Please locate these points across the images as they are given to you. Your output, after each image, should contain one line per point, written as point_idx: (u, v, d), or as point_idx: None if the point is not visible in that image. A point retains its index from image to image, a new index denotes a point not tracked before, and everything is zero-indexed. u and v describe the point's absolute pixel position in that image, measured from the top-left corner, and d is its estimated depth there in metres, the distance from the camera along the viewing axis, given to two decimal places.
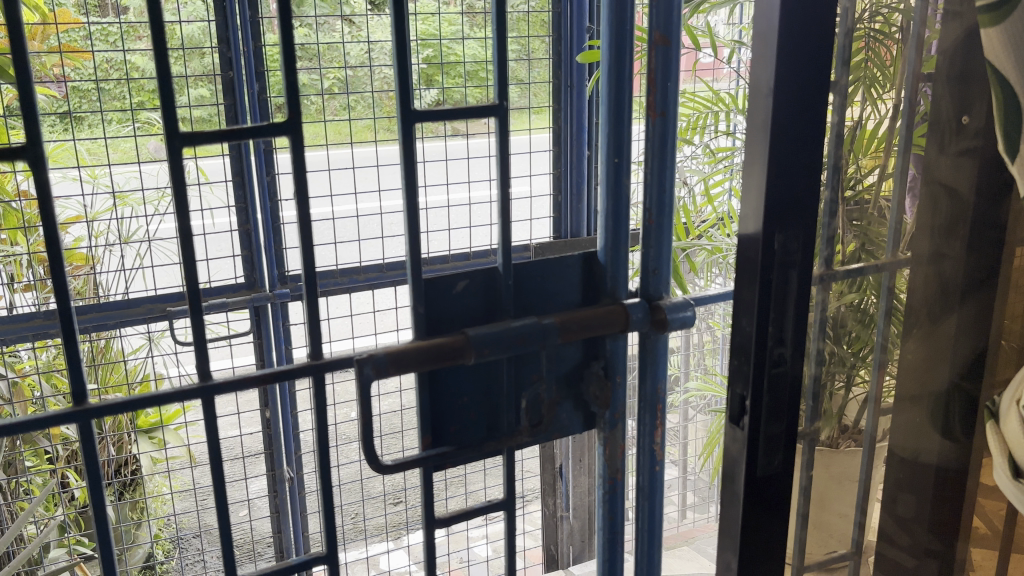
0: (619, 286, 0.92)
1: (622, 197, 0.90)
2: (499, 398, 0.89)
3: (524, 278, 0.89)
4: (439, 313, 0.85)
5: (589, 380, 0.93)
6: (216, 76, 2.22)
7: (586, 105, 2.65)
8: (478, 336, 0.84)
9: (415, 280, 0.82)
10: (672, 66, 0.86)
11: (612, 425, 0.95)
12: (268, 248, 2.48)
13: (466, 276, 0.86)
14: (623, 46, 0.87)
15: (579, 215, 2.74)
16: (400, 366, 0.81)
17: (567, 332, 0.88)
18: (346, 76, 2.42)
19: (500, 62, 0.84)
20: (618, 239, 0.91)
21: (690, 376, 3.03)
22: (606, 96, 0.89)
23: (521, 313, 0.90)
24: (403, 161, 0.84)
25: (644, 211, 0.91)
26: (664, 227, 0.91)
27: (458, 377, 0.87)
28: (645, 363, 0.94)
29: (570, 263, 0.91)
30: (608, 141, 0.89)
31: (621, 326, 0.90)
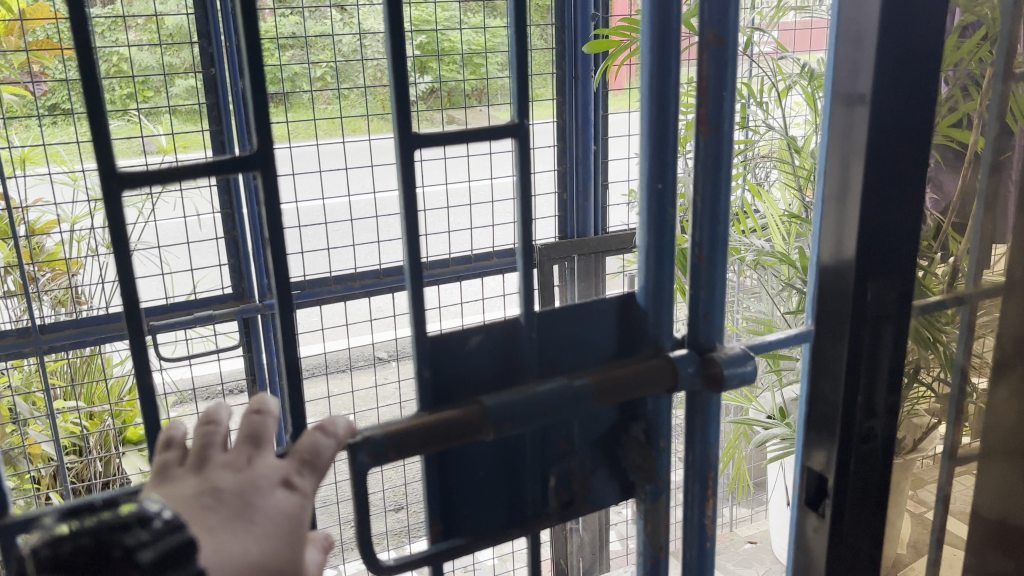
0: (662, 335, 0.77)
1: (667, 229, 0.75)
2: (522, 471, 0.75)
3: (548, 330, 0.75)
4: (450, 375, 0.72)
5: (627, 448, 0.79)
6: (196, 73, 2.07)
7: (592, 97, 2.50)
8: (500, 407, 0.70)
9: (421, 340, 0.68)
10: (729, 71, 0.70)
11: (654, 497, 0.80)
12: (257, 257, 2.33)
13: (481, 330, 0.72)
14: (669, 46, 0.72)
15: (585, 213, 2.61)
16: (402, 449, 0.67)
17: (606, 395, 0.73)
18: (337, 68, 2.26)
19: (518, 72, 0.69)
20: (662, 279, 0.76)
21: None
22: (646, 110, 0.74)
23: (545, 370, 0.75)
24: (404, 195, 0.69)
25: (693, 246, 0.75)
26: (717, 263, 0.75)
27: (471, 452, 0.73)
28: (693, 424, 0.79)
29: (604, 308, 0.77)
30: (650, 164, 0.74)
31: (668, 385, 0.75)
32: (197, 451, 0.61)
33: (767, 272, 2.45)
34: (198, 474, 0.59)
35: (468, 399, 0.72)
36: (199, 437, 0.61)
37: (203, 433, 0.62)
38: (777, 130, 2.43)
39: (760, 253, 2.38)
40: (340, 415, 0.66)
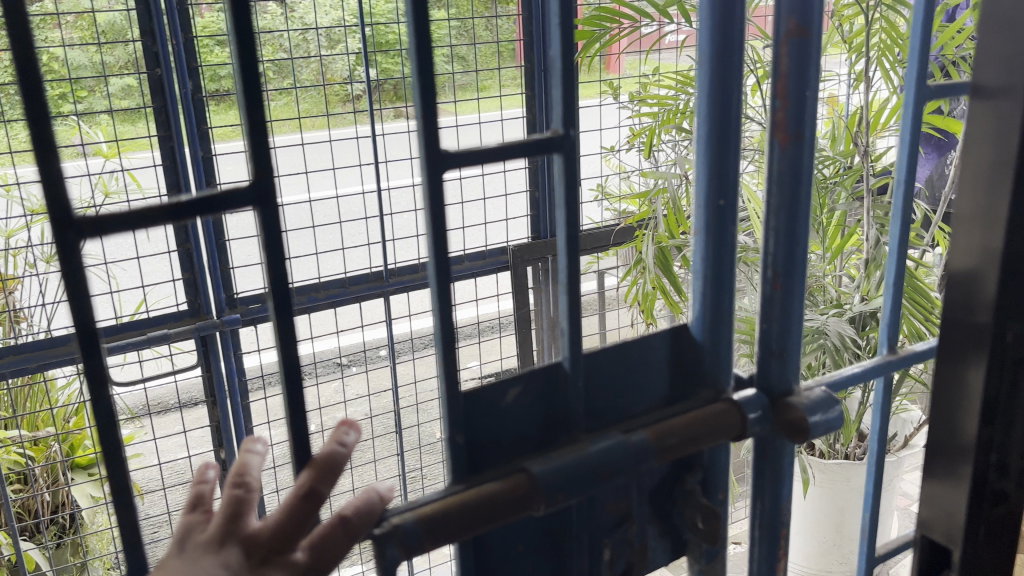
0: (722, 373, 0.68)
1: (727, 253, 0.66)
2: (566, 542, 0.65)
3: (595, 371, 0.65)
4: (484, 438, 0.61)
5: (685, 508, 0.68)
6: (140, 74, 1.90)
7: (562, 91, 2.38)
8: (551, 476, 0.58)
9: (455, 397, 0.57)
10: (811, 66, 0.60)
11: (712, 556, 0.71)
12: (213, 270, 2.14)
13: (520, 380, 0.61)
14: (732, 43, 0.63)
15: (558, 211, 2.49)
16: (435, 534, 0.56)
17: (667, 451, 0.62)
18: (289, 64, 2.07)
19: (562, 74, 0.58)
20: (722, 310, 0.67)
21: None
22: (703, 116, 0.65)
23: (593, 423, 0.65)
24: (432, 226, 0.56)
25: (766, 272, 0.65)
26: (794, 293, 0.65)
27: (510, 527, 0.62)
28: (763, 473, 0.69)
29: (653, 344, 0.67)
30: (709, 179, 0.65)
31: (733, 434, 0.65)
32: (220, 524, 0.59)
33: (749, 269, 2.40)
34: (219, 555, 0.58)
35: (502, 470, 0.60)
36: (225, 509, 0.59)
37: (234, 499, 0.60)
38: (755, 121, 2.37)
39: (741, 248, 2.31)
40: (372, 492, 0.56)
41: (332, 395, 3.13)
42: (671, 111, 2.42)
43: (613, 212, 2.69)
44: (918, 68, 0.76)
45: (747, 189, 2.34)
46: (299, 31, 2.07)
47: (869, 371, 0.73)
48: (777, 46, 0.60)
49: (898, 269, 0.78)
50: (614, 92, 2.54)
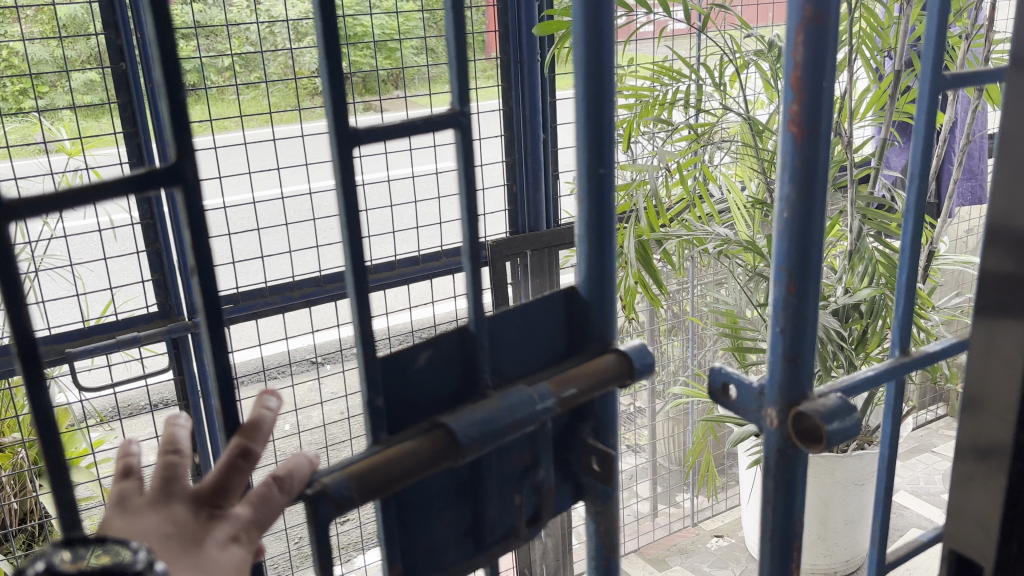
0: (610, 327, 0.75)
1: (606, 213, 0.74)
2: (481, 495, 0.70)
3: (498, 332, 0.69)
4: (401, 400, 0.64)
5: (581, 452, 0.75)
6: (103, 69, 1.82)
7: (539, 83, 2.33)
8: (467, 430, 0.63)
9: (371, 362, 0.60)
10: (827, 54, 0.61)
11: (606, 500, 0.76)
12: (183, 269, 2.07)
13: (430, 344, 0.65)
14: (603, 26, 0.70)
15: (538, 205, 2.45)
16: (364, 491, 0.59)
17: (567, 400, 0.69)
18: (260, 57, 2.00)
19: (456, 52, 0.61)
20: (605, 270, 0.74)
21: (659, 371, 2.89)
22: (581, 92, 0.71)
23: (499, 381, 0.70)
24: (341, 201, 0.58)
25: (782, 274, 0.65)
26: (807, 297, 0.65)
27: (427, 482, 0.67)
28: (777, 486, 0.67)
29: (551, 301, 0.73)
30: (586, 151, 0.73)
31: (624, 381, 0.73)
32: (158, 486, 0.55)
33: (730, 261, 2.39)
34: (163, 515, 0.54)
35: (423, 423, 0.64)
36: (161, 468, 0.56)
37: (169, 462, 0.56)
38: (733, 112, 2.35)
39: (720, 241, 2.30)
40: (303, 455, 0.58)
41: (308, 394, 3.09)
42: (649, 104, 2.40)
43: (591, 206, 2.66)
44: (934, 61, 0.73)
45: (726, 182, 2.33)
46: (266, 24, 2.00)
47: (881, 374, 0.71)
48: (793, 34, 0.62)
49: (912, 264, 0.77)
50: (589, 84, 2.48)
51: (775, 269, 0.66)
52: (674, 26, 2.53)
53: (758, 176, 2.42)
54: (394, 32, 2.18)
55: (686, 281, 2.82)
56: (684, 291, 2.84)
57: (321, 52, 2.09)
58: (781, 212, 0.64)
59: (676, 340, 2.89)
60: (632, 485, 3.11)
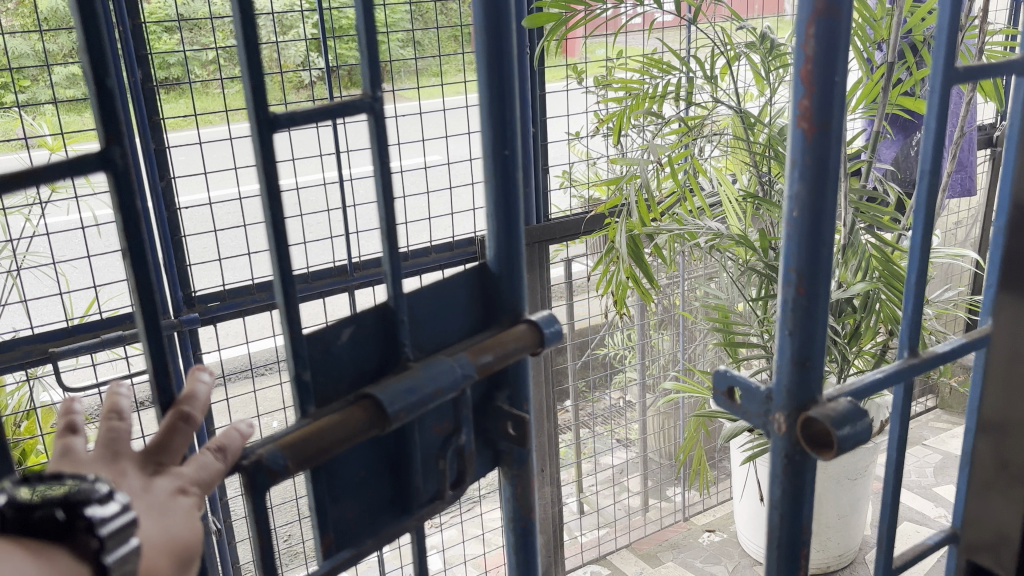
0: (520, 298, 0.80)
1: (512, 192, 0.78)
2: (405, 463, 0.74)
3: (417, 309, 0.73)
4: (325, 376, 0.67)
5: (496, 419, 0.79)
6: (84, 62, 1.78)
7: (528, 76, 2.31)
8: (391, 399, 0.67)
9: (299, 337, 0.63)
10: (840, 48, 0.60)
11: (522, 464, 0.82)
12: (170, 268, 2.02)
13: (351, 321, 0.68)
14: (503, 13, 0.73)
15: (528, 199, 2.42)
16: (298, 459, 0.63)
17: (485, 366, 0.75)
18: (245, 50, 1.97)
19: (366, 38, 0.65)
20: (513, 243, 0.79)
21: (649, 365, 2.88)
22: (483, 78, 0.74)
23: (418, 354, 0.74)
24: (262, 181, 0.62)
25: (793, 277, 0.64)
26: (818, 299, 0.64)
27: (351, 451, 0.70)
28: (787, 495, 0.67)
29: (461, 278, 0.77)
30: (491, 132, 0.76)
31: (534, 349, 0.79)
32: (101, 447, 0.57)
33: (722, 256, 2.37)
34: (111, 469, 0.56)
35: (350, 395, 0.68)
36: (103, 434, 0.58)
37: (109, 427, 0.58)
38: (725, 105, 2.33)
39: (712, 235, 2.28)
40: (235, 428, 0.62)
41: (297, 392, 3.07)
42: (639, 97, 2.39)
43: (581, 200, 2.64)
44: (948, 52, 0.71)
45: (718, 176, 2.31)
46: (251, 17, 1.96)
47: (890, 377, 0.71)
48: (805, 26, 0.60)
49: (922, 264, 0.75)
50: (580, 76, 2.44)
51: (785, 271, 0.65)
52: (664, 19, 2.52)
53: (750, 170, 2.41)
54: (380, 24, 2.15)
55: (676, 275, 2.81)
56: (675, 285, 2.83)
57: (307, 44, 2.04)
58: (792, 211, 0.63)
59: (666, 334, 2.88)
60: (623, 479, 3.11)
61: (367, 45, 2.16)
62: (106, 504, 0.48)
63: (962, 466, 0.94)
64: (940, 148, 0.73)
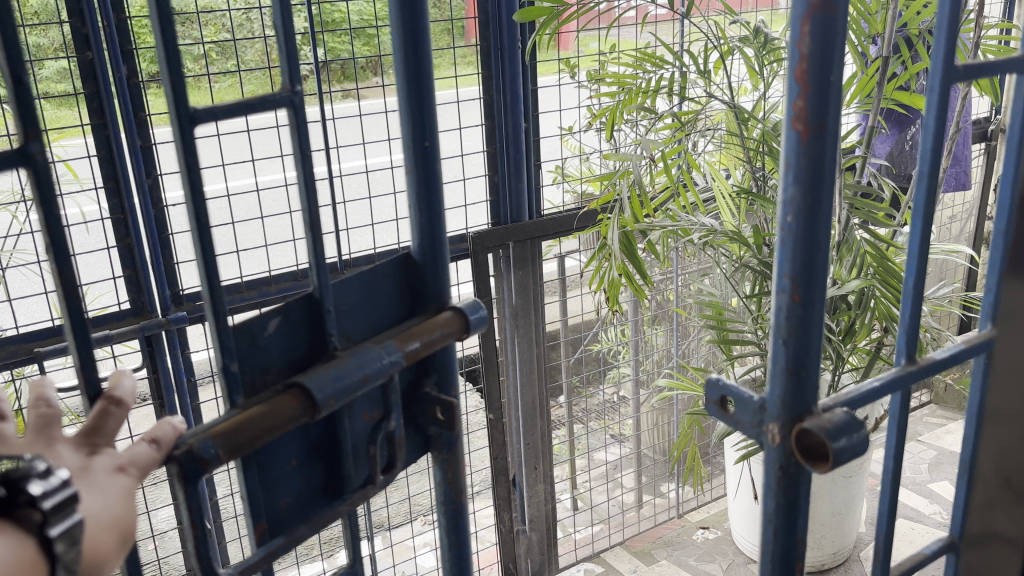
0: (444, 287, 0.86)
1: (433, 184, 0.84)
2: (335, 452, 0.79)
3: (343, 301, 0.78)
4: (253, 368, 0.71)
5: (425, 404, 0.87)
6: (69, 58, 1.75)
7: (520, 71, 2.29)
8: (320, 386, 0.71)
9: (225, 329, 0.67)
10: (836, 44, 0.58)
11: (451, 447, 0.89)
12: (157, 266, 2.00)
13: (279, 312, 0.72)
14: (417, 12, 0.79)
15: (520, 195, 2.41)
16: (229, 447, 0.66)
17: (413, 353, 0.80)
18: (234, 45, 1.94)
19: (284, 36, 0.70)
20: (436, 232, 0.84)
21: (642, 361, 2.87)
22: (399, 79, 0.80)
23: (346, 343, 0.78)
24: (186, 178, 0.65)
25: (787, 284, 0.62)
26: (814, 307, 0.62)
27: (282, 442, 0.75)
28: (782, 506, 0.65)
29: (386, 269, 0.83)
30: (410, 127, 0.82)
31: (460, 335, 0.85)
32: (37, 432, 0.62)
33: (717, 252, 2.34)
34: (48, 452, 0.61)
35: (278, 385, 0.71)
36: (37, 418, 0.62)
37: (42, 413, 0.63)
38: (719, 100, 2.31)
39: (706, 232, 2.27)
40: (168, 421, 0.66)
41: None
42: (632, 92, 2.36)
43: (575, 195, 2.62)
44: (948, 50, 0.68)
45: (712, 172, 2.30)
46: (241, 11, 1.94)
47: (889, 384, 0.70)
48: (800, 22, 0.58)
49: (920, 269, 0.73)
50: (572, 70, 2.43)
51: (779, 278, 0.63)
52: (658, 12, 2.50)
53: (744, 165, 2.39)
54: (371, 18, 2.13)
55: (670, 271, 2.79)
56: (669, 281, 2.82)
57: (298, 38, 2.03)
58: (787, 216, 0.61)
59: (659, 329, 2.87)
60: (616, 475, 3.11)
61: (357, 38, 2.14)
62: (48, 479, 0.52)
63: (961, 474, 0.91)
64: (940, 149, 0.71)
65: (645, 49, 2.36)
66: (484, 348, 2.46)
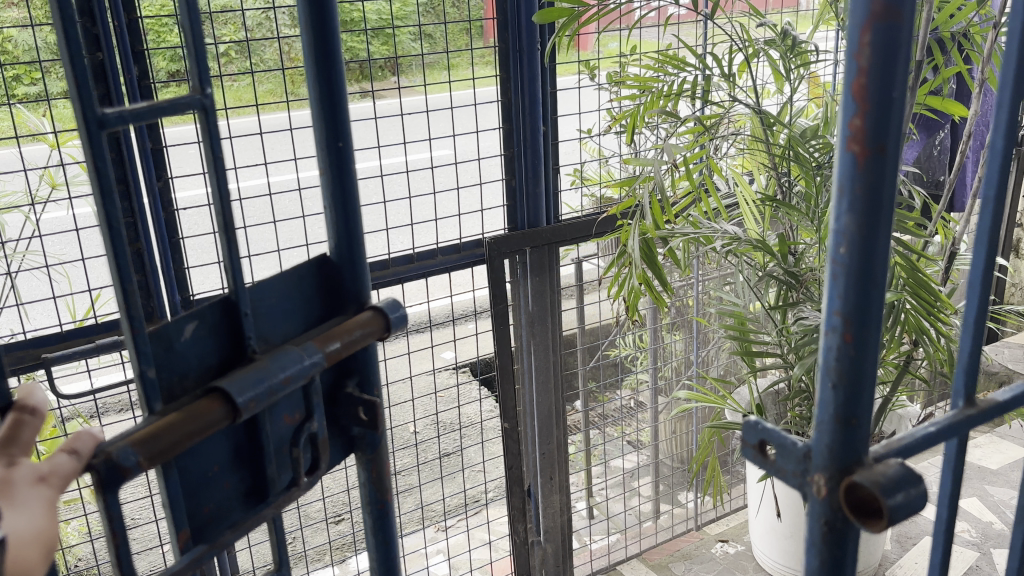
0: (362, 286, 0.81)
1: (350, 183, 0.80)
2: (258, 455, 0.73)
3: (259, 302, 0.72)
4: (170, 375, 0.65)
5: (348, 405, 0.81)
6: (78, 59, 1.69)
7: (538, 73, 2.22)
8: (239, 389, 0.66)
9: (140, 335, 0.61)
10: (900, 55, 0.51)
11: (374, 448, 0.84)
12: (167, 270, 1.95)
13: (194, 316, 0.67)
14: (326, 7, 0.74)
15: (537, 201, 2.35)
16: (150, 453, 0.60)
17: (333, 354, 0.75)
18: (248, 45, 1.89)
19: (192, 35, 0.63)
20: (354, 230, 0.80)
21: (661, 370, 2.80)
22: (310, 79, 0.76)
23: (263, 346, 0.72)
24: (95, 188, 0.59)
25: (839, 322, 0.56)
26: (867, 347, 0.56)
27: (206, 446, 0.69)
28: (818, 557, 0.60)
29: (304, 271, 0.77)
30: (321, 126, 0.77)
31: (381, 334, 0.80)
32: None
33: (739, 261, 2.27)
34: None
35: (197, 391, 0.66)
36: None
37: None
38: (744, 104, 2.25)
39: (730, 238, 2.20)
40: (87, 430, 0.59)
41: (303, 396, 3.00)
42: (654, 95, 2.29)
43: (593, 200, 2.56)
44: (1019, 65, 0.64)
45: (736, 178, 2.23)
46: (261, 11, 1.90)
47: (943, 430, 0.65)
48: (857, 32, 0.52)
49: (982, 301, 0.68)
50: (591, 72, 2.36)
51: (828, 318, 0.57)
52: (680, 13, 2.44)
53: (768, 171, 2.32)
54: (390, 18, 2.07)
55: (691, 278, 2.72)
56: (689, 288, 2.75)
57: None
58: (840, 249, 0.55)
59: (678, 336, 2.80)
60: (633, 485, 3.04)
61: (376, 37, 2.10)
62: None
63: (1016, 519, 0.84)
64: (1007, 169, 0.66)
65: (667, 51, 2.30)
66: (500, 354, 2.41)
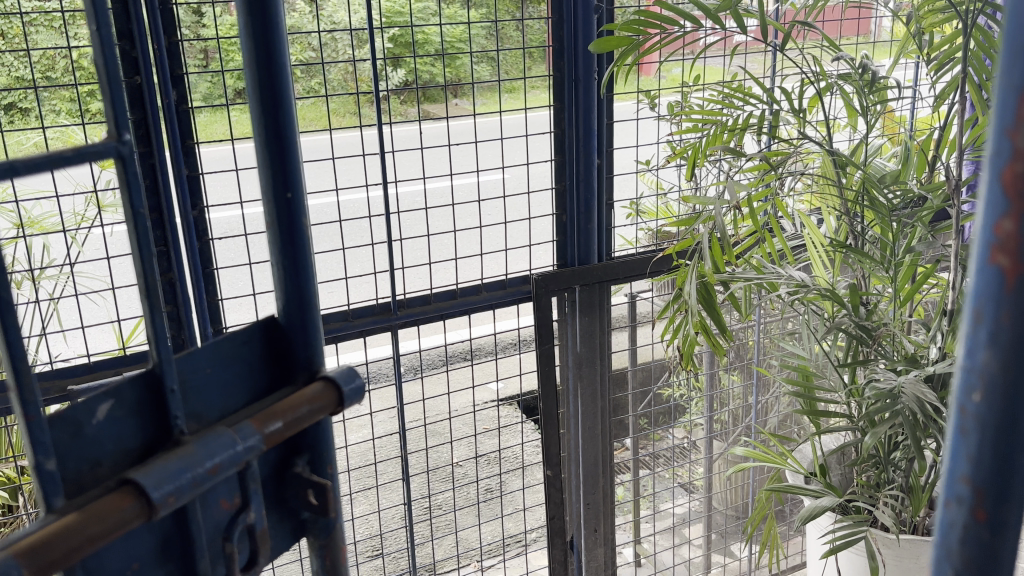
0: (314, 352, 0.74)
1: (301, 238, 0.74)
2: (188, 548, 0.64)
3: (189, 375, 0.65)
4: (78, 465, 0.57)
5: (296, 486, 0.73)
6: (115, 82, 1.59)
7: (594, 104, 2.10)
8: (157, 481, 0.57)
9: (36, 422, 0.53)
10: None
11: (328, 532, 0.76)
12: (199, 301, 1.79)
13: (110, 395, 0.60)
14: (276, 50, 0.68)
15: (589, 238, 2.22)
16: (38, 565, 0.51)
17: (273, 436, 0.66)
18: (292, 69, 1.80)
19: (108, 78, 0.56)
20: (304, 290, 0.74)
21: (716, 417, 2.64)
22: (255, 125, 0.70)
23: (192, 426, 0.65)
24: None
25: (970, 493, 0.49)
26: (1004, 528, 0.49)
27: (126, 543, 0.60)
28: None
29: (247, 337, 0.71)
30: (268, 175, 0.71)
31: (331, 409, 0.72)
32: None
33: (807, 309, 2.11)
34: None
35: (109, 481, 0.58)
36: None
37: None
38: (815, 141, 2.08)
39: (798, 285, 2.03)
40: None
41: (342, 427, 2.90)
42: (718, 129, 2.15)
43: (649, 233, 2.42)
44: None
45: (807, 219, 2.07)
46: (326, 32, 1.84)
47: None
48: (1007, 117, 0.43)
49: None
50: (652, 100, 2.22)
51: (954, 484, 0.50)
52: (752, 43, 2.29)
53: (839, 213, 2.16)
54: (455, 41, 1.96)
55: (751, 321, 2.56)
56: (749, 330, 2.58)
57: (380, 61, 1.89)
58: (975, 397, 0.47)
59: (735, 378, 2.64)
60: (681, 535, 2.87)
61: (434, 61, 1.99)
62: None
63: None
64: None
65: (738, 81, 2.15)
66: (544, 395, 2.28)
